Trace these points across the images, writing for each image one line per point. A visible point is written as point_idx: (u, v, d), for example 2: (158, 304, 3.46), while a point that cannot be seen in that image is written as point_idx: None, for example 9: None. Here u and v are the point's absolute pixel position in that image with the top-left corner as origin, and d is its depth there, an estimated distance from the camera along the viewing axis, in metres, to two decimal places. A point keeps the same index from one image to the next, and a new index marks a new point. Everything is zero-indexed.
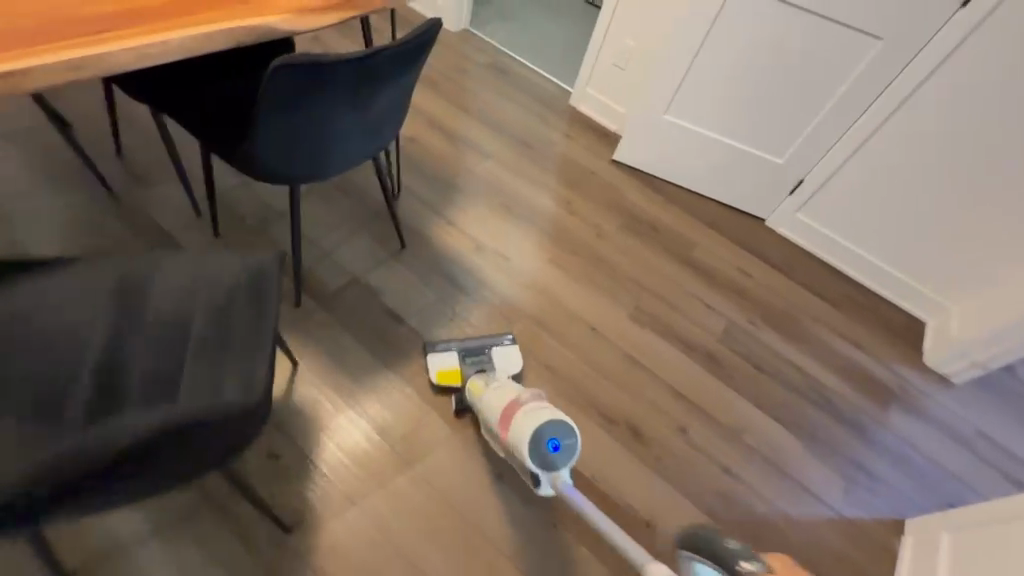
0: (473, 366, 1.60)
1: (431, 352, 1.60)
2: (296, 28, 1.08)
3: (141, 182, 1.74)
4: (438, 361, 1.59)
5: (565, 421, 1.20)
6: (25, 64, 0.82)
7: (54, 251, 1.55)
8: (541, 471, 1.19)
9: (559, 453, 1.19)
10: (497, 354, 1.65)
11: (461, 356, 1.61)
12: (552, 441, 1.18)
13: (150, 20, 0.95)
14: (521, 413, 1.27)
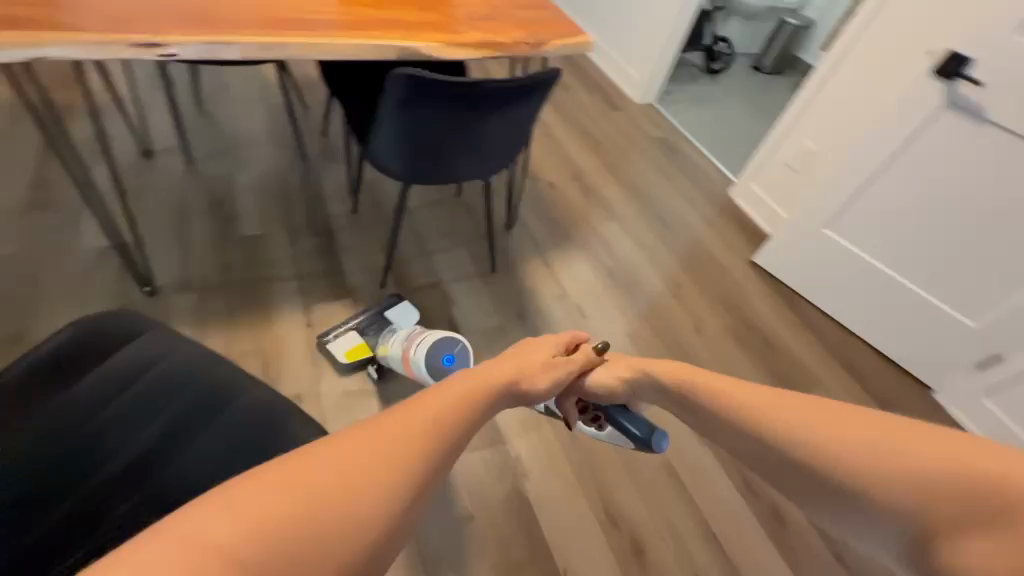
0: (375, 333, 1.60)
1: (332, 339, 1.56)
2: (439, 55, 1.27)
3: (327, 159, 2.19)
4: (343, 345, 1.56)
5: (451, 335, 1.44)
6: (236, 37, 1.09)
7: (246, 186, 2.01)
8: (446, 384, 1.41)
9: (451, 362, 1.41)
10: (393, 314, 1.66)
11: (360, 331, 1.60)
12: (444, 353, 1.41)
13: (335, 27, 1.21)
14: (417, 351, 1.41)
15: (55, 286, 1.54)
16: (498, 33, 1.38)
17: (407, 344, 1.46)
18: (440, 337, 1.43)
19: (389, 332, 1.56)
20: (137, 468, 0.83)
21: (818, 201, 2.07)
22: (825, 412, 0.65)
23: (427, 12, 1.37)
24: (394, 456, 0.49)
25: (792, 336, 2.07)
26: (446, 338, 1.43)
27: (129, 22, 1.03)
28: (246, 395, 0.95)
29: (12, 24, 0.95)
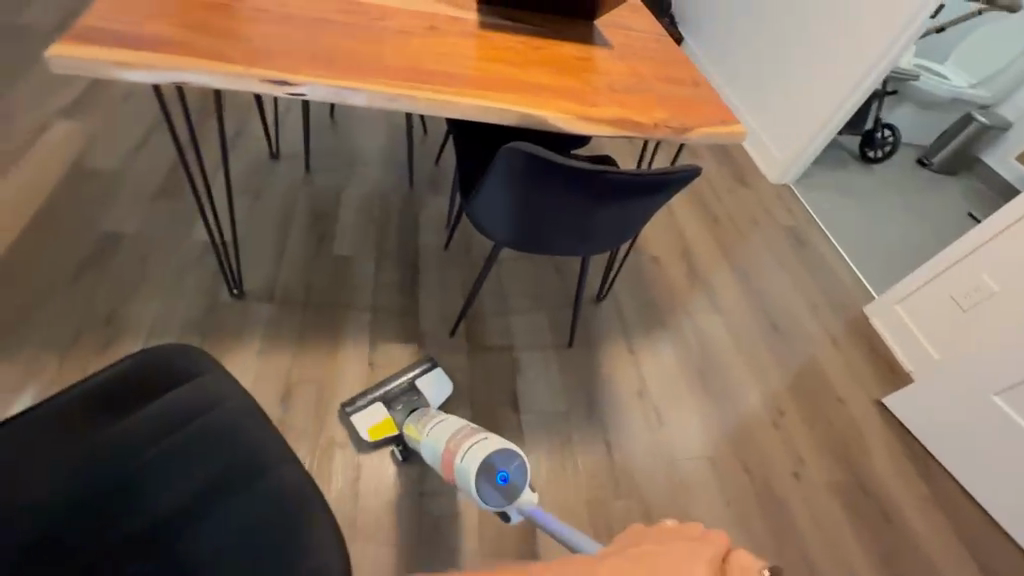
0: (404, 407, 1.45)
1: (356, 411, 1.42)
2: (567, 127, 1.15)
3: (432, 189, 2.17)
4: (367, 418, 1.42)
5: (506, 444, 1.06)
6: (364, 84, 1.05)
7: (350, 201, 2.03)
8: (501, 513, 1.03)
9: (507, 483, 1.03)
10: (424, 383, 1.51)
11: (388, 403, 1.46)
12: (499, 471, 1.04)
13: (465, 84, 1.14)
14: (460, 456, 1.10)
15: (162, 272, 1.63)
16: (638, 111, 1.23)
17: (451, 444, 1.16)
18: (488, 448, 1.07)
19: (418, 413, 1.38)
20: (162, 528, 0.79)
21: (988, 359, 1.73)
22: None
23: (565, 77, 1.27)
24: None
25: (914, 511, 1.70)
26: (500, 448, 1.06)
27: (269, 55, 1.03)
28: (280, 469, 0.86)
29: (166, 46, 0.97)
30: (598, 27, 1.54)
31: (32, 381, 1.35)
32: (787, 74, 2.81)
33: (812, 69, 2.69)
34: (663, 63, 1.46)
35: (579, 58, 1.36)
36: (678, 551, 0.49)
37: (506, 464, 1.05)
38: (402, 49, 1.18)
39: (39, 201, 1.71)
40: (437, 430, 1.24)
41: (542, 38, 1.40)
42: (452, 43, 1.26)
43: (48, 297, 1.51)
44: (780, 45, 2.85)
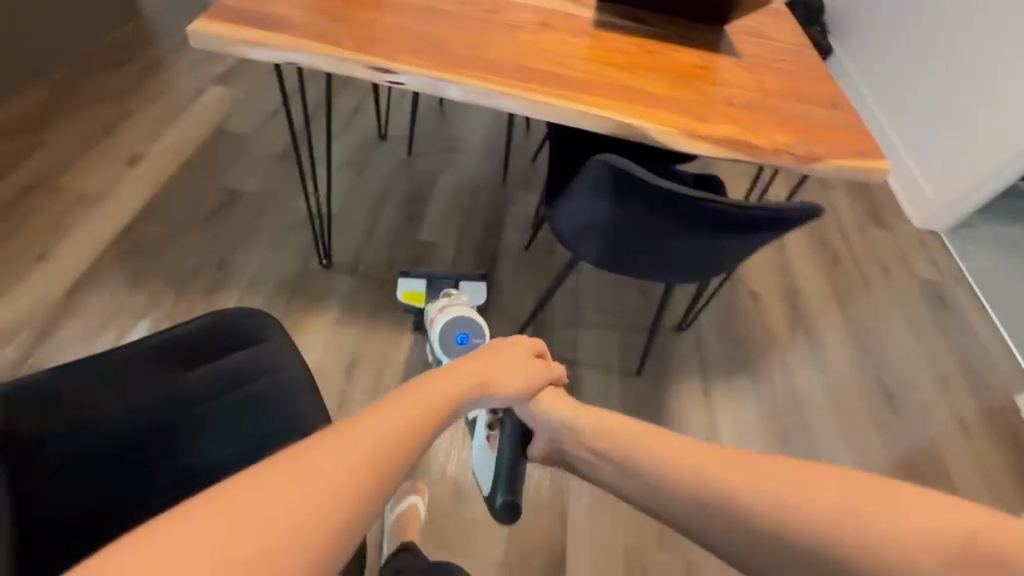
0: (438, 289, 1.61)
1: (404, 273, 1.63)
2: (669, 143, 1.04)
3: (523, 187, 2.14)
4: (408, 282, 1.62)
5: (480, 323, 1.41)
6: (459, 78, 1.03)
7: (443, 188, 2.07)
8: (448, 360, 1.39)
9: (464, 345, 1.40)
10: (464, 287, 1.63)
11: (430, 282, 1.63)
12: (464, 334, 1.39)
13: (564, 86, 1.08)
14: (442, 317, 1.41)
15: (265, 232, 1.78)
16: (756, 132, 1.08)
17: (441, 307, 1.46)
18: (454, 315, 1.40)
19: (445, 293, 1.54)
20: (217, 477, 0.87)
21: None
22: (724, 458, 0.72)
23: (676, 86, 1.15)
24: (357, 480, 0.45)
25: None
26: (470, 320, 1.41)
27: (375, 41, 1.04)
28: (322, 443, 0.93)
29: (285, 26, 1.02)
30: (726, 34, 1.39)
31: (148, 313, 1.53)
32: (959, 101, 2.38)
33: (993, 99, 2.26)
34: (797, 79, 1.27)
35: (697, 66, 1.23)
36: (518, 356, 0.88)
37: (468, 332, 1.40)
38: (507, 43, 1.15)
39: (183, 154, 1.93)
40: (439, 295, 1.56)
41: (658, 42, 1.28)
42: (559, 41, 1.19)
43: (173, 240, 1.70)
44: (954, 64, 2.41)
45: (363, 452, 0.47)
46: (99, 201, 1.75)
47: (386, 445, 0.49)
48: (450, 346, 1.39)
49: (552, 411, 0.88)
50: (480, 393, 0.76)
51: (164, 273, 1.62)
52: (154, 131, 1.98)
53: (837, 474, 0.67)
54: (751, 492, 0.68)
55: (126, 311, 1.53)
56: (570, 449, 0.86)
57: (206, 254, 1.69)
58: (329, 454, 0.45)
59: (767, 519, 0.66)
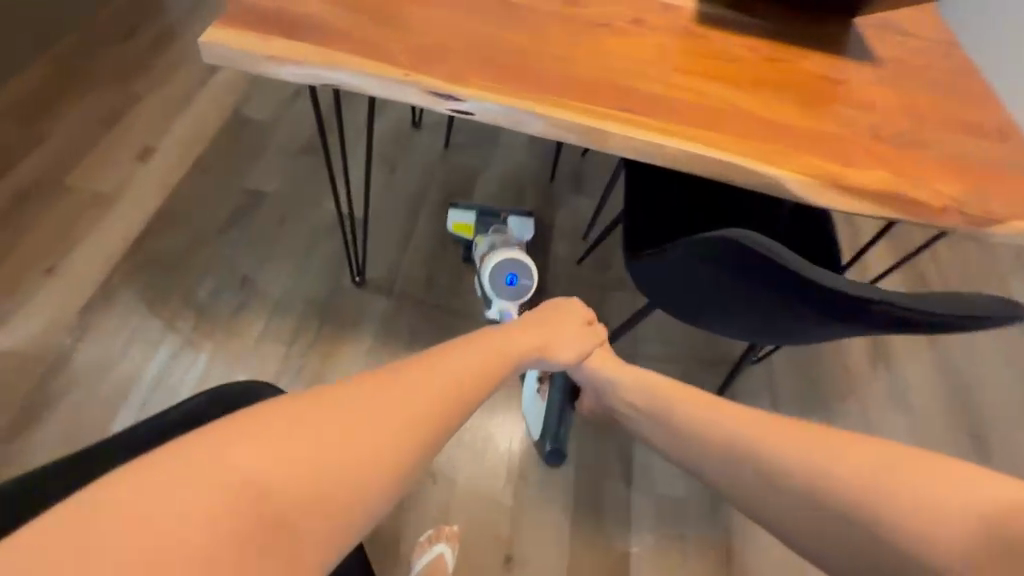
0: (488, 227, 1.59)
1: (455, 206, 1.62)
2: (808, 197, 0.82)
3: (574, 187, 1.90)
4: (458, 215, 1.61)
5: (529, 266, 1.42)
6: (543, 109, 0.80)
7: (486, 187, 1.84)
8: (496, 297, 1.43)
9: (511, 286, 1.43)
10: (513, 223, 1.59)
11: (480, 216, 1.62)
12: (512, 275, 1.42)
13: (673, 114, 0.84)
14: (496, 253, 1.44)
15: (292, 241, 1.60)
16: (916, 180, 0.84)
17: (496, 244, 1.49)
18: (506, 255, 1.42)
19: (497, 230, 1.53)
20: None
21: None
22: (768, 425, 0.84)
23: (810, 112, 0.91)
24: (389, 437, 0.62)
25: None
26: (518, 261, 1.43)
27: (435, 54, 0.82)
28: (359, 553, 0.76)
29: (321, 35, 0.79)
30: (859, 29, 1.11)
31: (169, 338, 1.41)
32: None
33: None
34: (950, 98, 1.01)
35: (830, 81, 0.98)
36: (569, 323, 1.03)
37: (517, 272, 1.43)
38: (596, 51, 0.90)
39: (199, 146, 1.74)
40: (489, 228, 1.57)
41: (779, 45, 1.02)
42: (660, 46, 0.94)
43: (193, 251, 1.55)
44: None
45: (400, 422, 0.64)
46: (112, 204, 1.58)
47: (421, 421, 0.66)
48: (498, 285, 1.43)
49: (597, 371, 1.03)
50: (535, 354, 0.94)
51: (186, 290, 1.48)
52: (168, 117, 1.78)
53: (857, 447, 0.76)
54: (785, 458, 0.80)
55: (146, 335, 1.41)
56: (619, 405, 1.00)
57: (229, 268, 1.54)
58: (370, 400, 0.64)
59: (798, 477, 0.78)
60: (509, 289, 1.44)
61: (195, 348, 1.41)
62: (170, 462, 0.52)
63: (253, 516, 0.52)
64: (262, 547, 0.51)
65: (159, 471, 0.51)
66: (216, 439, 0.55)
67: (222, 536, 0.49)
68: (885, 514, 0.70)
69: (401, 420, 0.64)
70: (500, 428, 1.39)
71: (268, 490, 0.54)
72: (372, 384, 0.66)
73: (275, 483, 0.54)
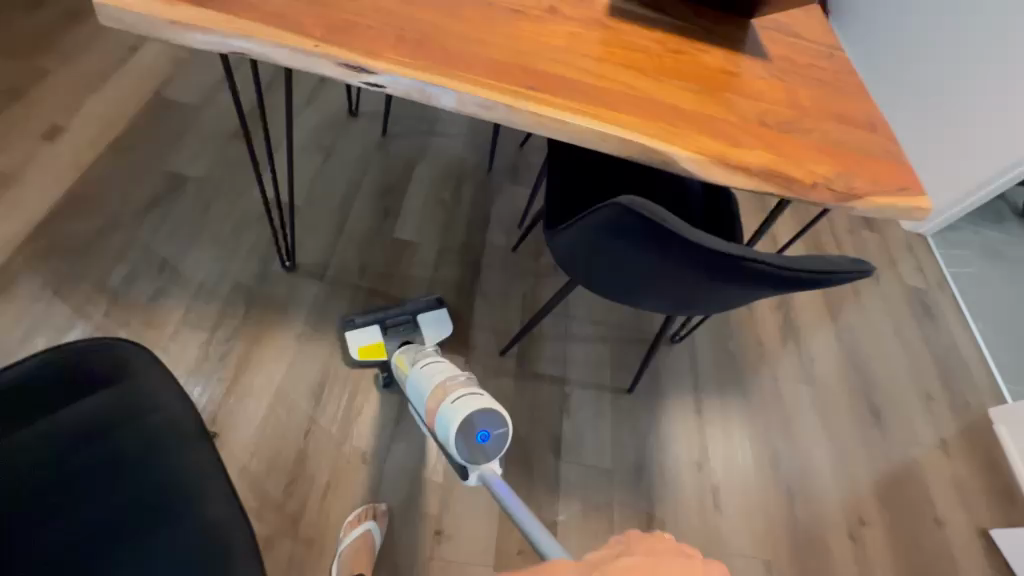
0: (397, 336, 1.44)
1: (350, 327, 1.43)
2: (698, 172, 0.90)
3: (511, 177, 1.94)
4: (359, 336, 1.43)
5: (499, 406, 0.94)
6: (452, 83, 0.83)
7: (423, 175, 1.86)
8: (465, 466, 0.92)
9: (485, 446, 0.92)
10: (425, 318, 1.49)
11: (385, 328, 1.45)
12: (479, 427, 0.92)
13: (578, 94, 0.90)
14: (448, 400, 0.98)
15: (218, 226, 1.56)
16: (793, 160, 0.95)
17: (445, 384, 1.06)
18: (467, 405, 0.94)
19: (410, 347, 1.33)
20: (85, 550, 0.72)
21: None
22: None
23: (705, 100, 0.99)
24: None
25: None
26: (485, 407, 0.94)
27: (349, 29, 0.83)
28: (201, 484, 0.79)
29: (231, 5, 0.80)
30: (754, 30, 1.23)
31: (78, 325, 1.34)
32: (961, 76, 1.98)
33: (1003, 79, 1.87)
34: (830, 93, 1.14)
35: (727, 74, 1.07)
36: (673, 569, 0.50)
37: (492, 425, 0.93)
38: (509, 34, 0.95)
39: (116, 128, 1.65)
40: (429, 364, 1.17)
41: (683, 39, 1.11)
42: (571, 34, 1.01)
43: (107, 237, 1.47)
44: (967, 10, 1.97)
45: None
46: (13, 186, 1.48)
47: None
48: (467, 449, 0.92)
49: None
50: None
51: (97, 276, 1.41)
52: (79, 97, 1.68)
53: None
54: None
55: (52, 322, 1.33)
56: None
57: (146, 253, 1.47)
58: None
59: None
60: (480, 453, 0.91)
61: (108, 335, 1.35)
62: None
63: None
64: None
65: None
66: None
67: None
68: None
69: None
70: None
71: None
72: None
73: None
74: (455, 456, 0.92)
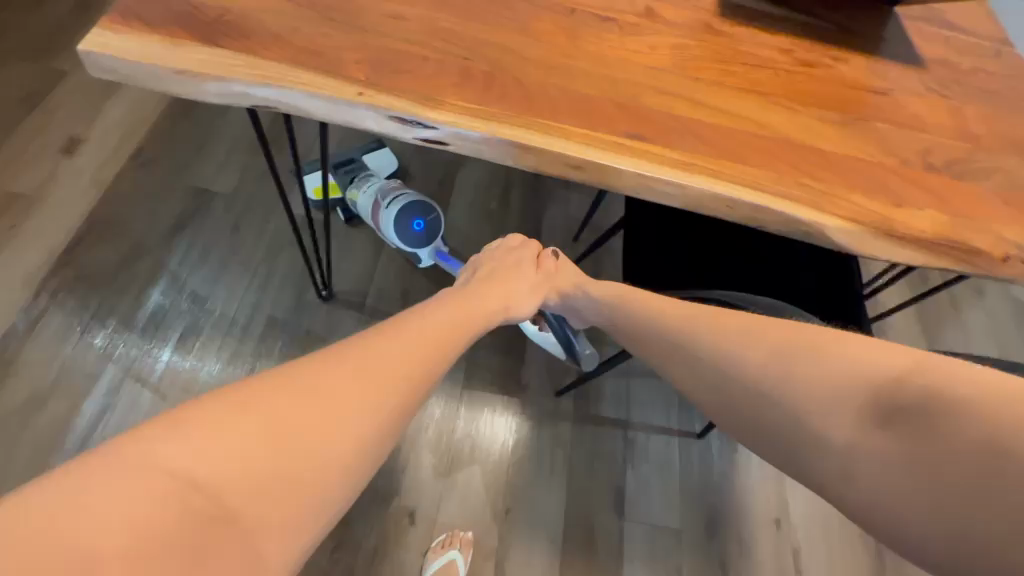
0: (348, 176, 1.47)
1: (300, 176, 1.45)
2: (850, 245, 0.68)
3: (564, 183, 1.72)
4: (311, 180, 1.46)
5: (425, 201, 1.29)
6: (536, 139, 0.64)
7: (466, 183, 1.66)
8: (417, 249, 1.34)
9: (422, 230, 1.31)
10: (371, 158, 1.54)
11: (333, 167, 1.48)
12: (418, 220, 1.29)
13: (695, 140, 0.69)
14: (386, 205, 1.30)
15: (249, 247, 1.43)
16: (975, 222, 0.72)
17: (380, 197, 1.34)
18: (403, 202, 1.28)
19: (358, 177, 1.43)
20: None
21: None
22: (738, 325, 0.73)
23: (854, 134, 0.76)
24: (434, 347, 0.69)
25: None
26: (417, 202, 1.30)
27: (402, 65, 0.64)
28: None
29: (254, 41, 0.62)
30: (901, 24, 0.95)
31: (109, 365, 1.25)
32: None
33: None
34: (1002, 111, 0.88)
35: (872, 92, 0.83)
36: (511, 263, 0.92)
37: (422, 214, 1.30)
38: (602, 54, 0.73)
39: (136, 136, 1.51)
40: (365, 183, 1.39)
41: (815, 45, 0.86)
42: (677, 48, 0.78)
43: (133, 263, 1.36)
44: None
45: (424, 343, 0.68)
46: (35, 208, 1.38)
47: (444, 331, 0.72)
48: (411, 237, 1.31)
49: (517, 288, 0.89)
50: (493, 317, 0.83)
51: (125, 309, 1.31)
52: (96, 102, 1.53)
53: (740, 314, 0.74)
54: (724, 338, 0.73)
55: (83, 360, 1.25)
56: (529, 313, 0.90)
57: (176, 281, 1.36)
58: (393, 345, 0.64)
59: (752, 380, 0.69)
60: (423, 237, 1.32)
61: (141, 375, 1.26)
62: (93, 469, 0.44)
63: (205, 509, 0.46)
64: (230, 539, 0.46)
65: (68, 484, 0.43)
66: (145, 436, 0.47)
67: (165, 530, 0.44)
68: (780, 382, 0.67)
69: (392, 376, 0.61)
70: (488, 436, 1.32)
71: (230, 473, 0.48)
72: (391, 331, 0.67)
73: (216, 478, 0.47)
74: (405, 244, 1.32)
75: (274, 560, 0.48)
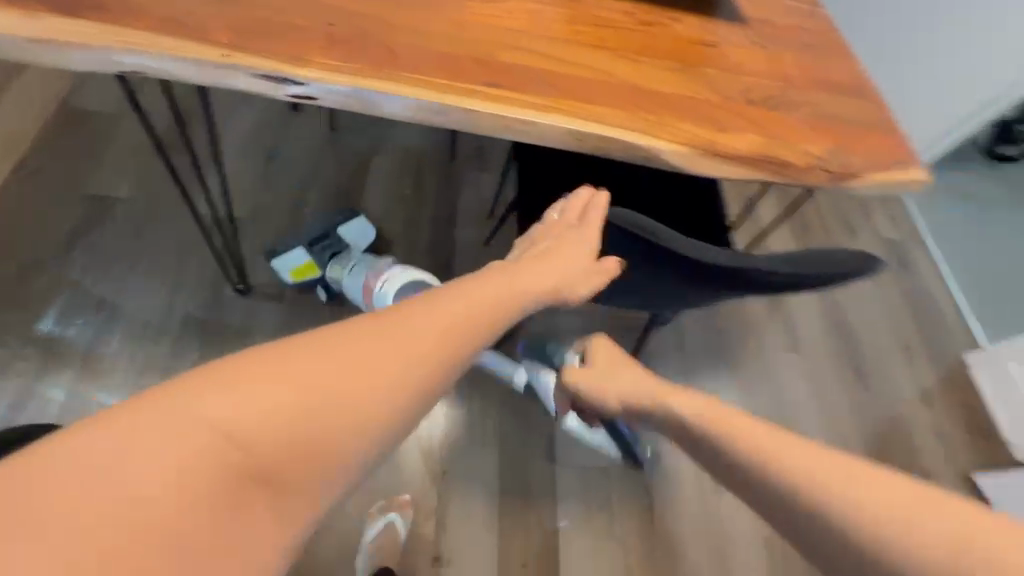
0: (326, 251, 1.42)
1: (274, 258, 1.41)
2: (685, 166, 0.81)
3: (476, 164, 1.80)
4: (286, 260, 1.40)
5: (418, 275, 1.26)
6: (398, 88, 0.71)
7: (380, 171, 1.71)
8: None
9: None
10: (346, 229, 1.48)
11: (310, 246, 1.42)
12: None
13: (546, 86, 0.79)
14: (380, 287, 1.26)
15: (156, 250, 1.40)
16: (784, 140, 0.86)
17: (369, 278, 1.30)
18: (401, 283, 1.24)
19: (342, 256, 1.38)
20: None
21: None
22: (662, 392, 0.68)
23: (686, 77, 0.89)
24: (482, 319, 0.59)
25: None
26: (413, 280, 1.26)
27: (269, 30, 0.70)
28: None
29: (119, 14, 0.65)
30: None
31: (8, 383, 1.20)
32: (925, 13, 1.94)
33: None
34: (812, 55, 1.04)
35: (703, 45, 0.97)
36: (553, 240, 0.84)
37: None
38: (459, 18, 0.81)
39: (21, 149, 1.45)
40: (353, 264, 1.35)
41: (654, 7, 0.99)
42: (531, 12, 0.88)
43: (28, 277, 1.31)
44: None
45: (470, 313, 0.58)
46: None
47: (494, 304, 0.62)
48: None
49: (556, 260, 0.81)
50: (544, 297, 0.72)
51: (24, 324, 1.26)
52: None
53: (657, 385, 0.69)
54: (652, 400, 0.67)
55: None
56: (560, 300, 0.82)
57: (78, 291, 1.32)
58: (437, 313, 0.55)
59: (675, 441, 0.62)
60: None
61: (47, 388, 1.21)
62: (118, 416, 0.40)
63: (225, 466, 0.41)
64: (245, 499, 0.41)
65: (85, 436, 0.38)
66: (176, 389, 0.42)
67: (193, 493, 0.39)
68: (730, 430, 0.55)
69: (434, 346, 0.52)
70: None
71: (258, 431, 0.42)
72: (437, 300, 0.57)
73: (241, 433, 0.42)
74: None
75: (302, 519, 0.43)
